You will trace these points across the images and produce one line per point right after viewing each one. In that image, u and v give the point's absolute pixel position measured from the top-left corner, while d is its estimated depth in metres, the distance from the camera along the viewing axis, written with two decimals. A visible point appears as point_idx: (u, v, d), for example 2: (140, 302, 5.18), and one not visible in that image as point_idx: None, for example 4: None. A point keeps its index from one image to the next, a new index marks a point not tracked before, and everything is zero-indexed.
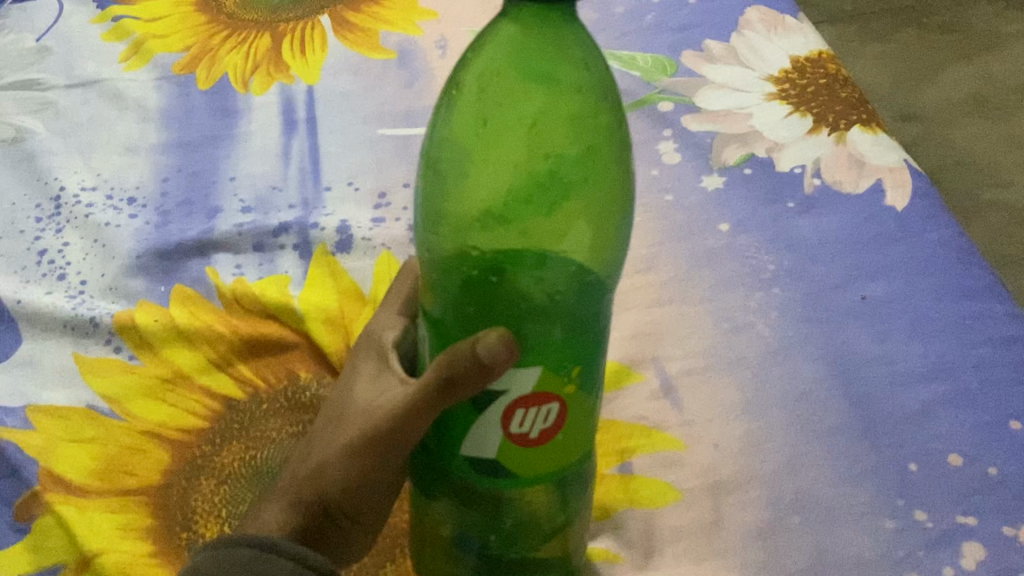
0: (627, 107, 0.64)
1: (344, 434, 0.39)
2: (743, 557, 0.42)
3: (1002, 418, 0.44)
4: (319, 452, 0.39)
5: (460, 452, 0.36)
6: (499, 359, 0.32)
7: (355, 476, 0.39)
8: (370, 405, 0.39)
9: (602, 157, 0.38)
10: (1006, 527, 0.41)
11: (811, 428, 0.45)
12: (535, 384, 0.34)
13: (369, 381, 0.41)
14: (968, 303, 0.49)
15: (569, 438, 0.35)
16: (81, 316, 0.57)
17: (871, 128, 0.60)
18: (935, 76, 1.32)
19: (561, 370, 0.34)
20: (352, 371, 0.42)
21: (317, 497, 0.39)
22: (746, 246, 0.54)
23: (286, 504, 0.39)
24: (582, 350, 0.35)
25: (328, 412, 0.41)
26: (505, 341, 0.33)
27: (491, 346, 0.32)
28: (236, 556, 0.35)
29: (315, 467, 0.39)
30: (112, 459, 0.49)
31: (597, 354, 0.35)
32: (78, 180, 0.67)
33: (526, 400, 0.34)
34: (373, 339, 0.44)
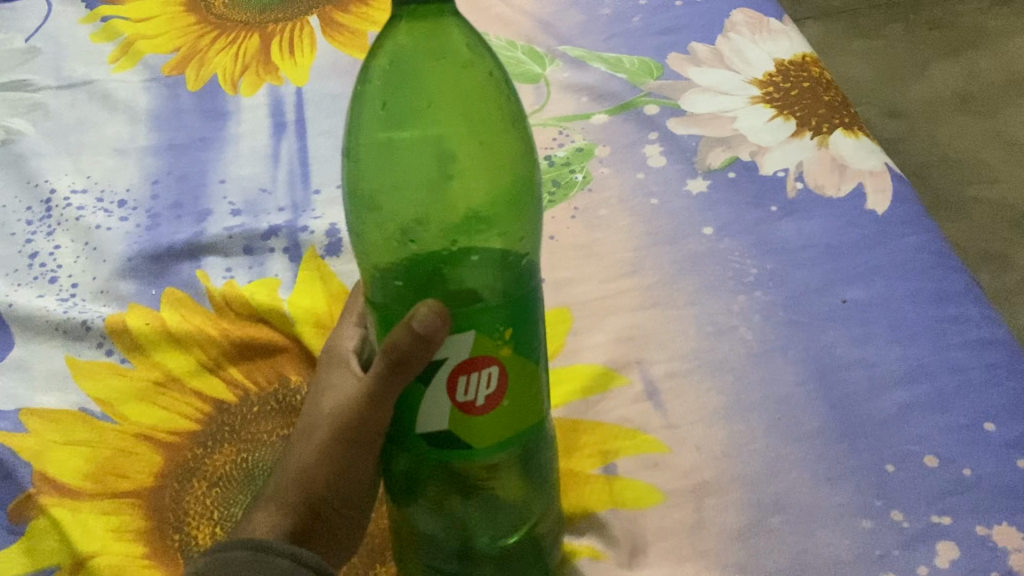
0: (613, 111, 0.65)
1: (321, 436, 0.40)
2: (725, 557, 0.43)
3: (977, 420, 0.45)
4: (299, 456, 0.41)
5: (416, 433, 0.37)
6: (433, 329, 0.34)
7: (339, 476, 0.40)
8: (338, 405, 0.41)
9: (499, 140, 0.41)
10: (980, 527, 0.42)
11: (791, 431, 0.46)
12: (471, 349, 0.35)
13: (339, 385, 0.42)
14: (946, 306, 0.50)
15: (516, 405, 0.36)
16: (73, 319, 0.58)
17: (853, 132, 0.61)
18: (921, 72, 1.33)
19: (495, 334, 0.35)
20: (321, 380, 0.44)
21: (304, 498, 0.39)
22: (730, 250, 0.55)
23: (276, 507, 0.39)
24: (514, 314, 0.35)
25: (303, 422, 0.42)
26: (437, 312, 0.34)
27: (425, 319, 0.34)
28: (232, 558, 0.36)
29: (298, 471, 0.40)
30: (105, 462, 0.50)
31: (532, 315, 0.36)
32: (69, 183, 0.67)
33: (466, 366, 0.35)
34: (335, 347, 0.46)
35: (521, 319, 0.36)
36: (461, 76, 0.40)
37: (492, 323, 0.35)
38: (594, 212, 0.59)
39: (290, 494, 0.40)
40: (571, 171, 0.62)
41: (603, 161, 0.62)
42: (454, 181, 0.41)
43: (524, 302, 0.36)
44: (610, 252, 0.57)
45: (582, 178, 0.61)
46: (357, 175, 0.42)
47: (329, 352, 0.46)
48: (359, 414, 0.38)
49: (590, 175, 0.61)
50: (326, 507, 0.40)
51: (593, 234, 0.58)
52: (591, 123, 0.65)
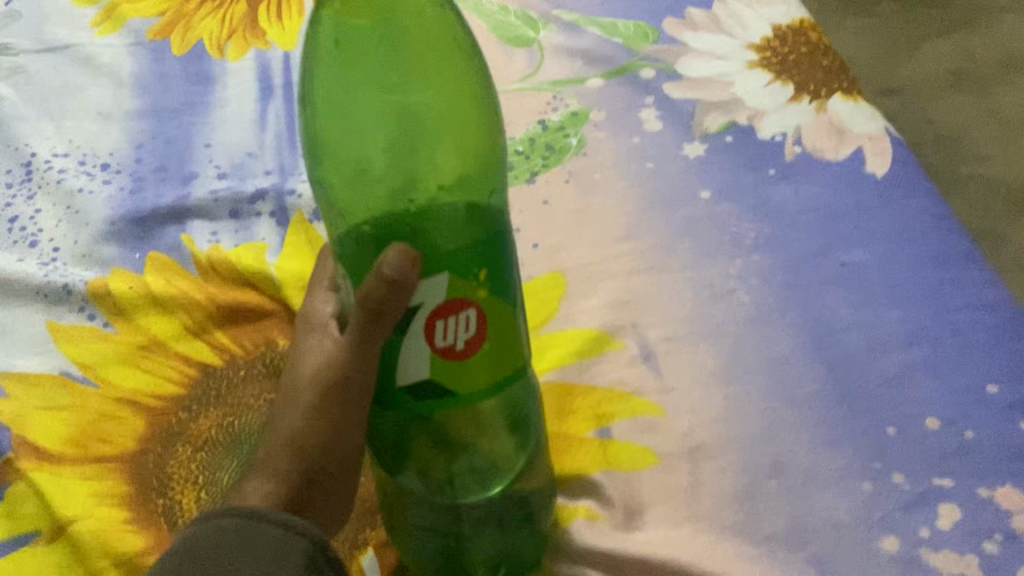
0: (607, 75, 0.64)
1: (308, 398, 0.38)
2: (722, 521, 0.42)
3: (979, 382, 0.44)
4: (287, 420, 0.39)
5: (397, 386, 0.36)
6: (405, 271, 0.33)
7: (329, 438, 0.38)
8: (322, 365, 0.39)
9: (463, 87, 0.41)
10: (982, 489, 0.41)
11: (789, 394, 0.45)
12: (446, 293, 0.34)
13: (321, 346, 0.40)
14: (947, 270, 0.49)
15: (497, 346, 0.36)
16: (54, 282, 0.56)
17: (852, 96, 0.59)
18: (916, 48, 1.31)
19: (469, 275, 0.34)
20: (301, 341, 0.42)
21: (296, 462, 0.38)
22: (727, 213, 0.54)
23: (269, 471, 0.38)
24: (487, 252, 0.35)
25: (286, 385, 0.40)
26: (407, 255, 0.34)
27: (396, 264, 0.33)
28: (222, 525, 0.34)
29: (289, 435, 0.38)
30: (87, 426, 0.49)
31: (506, 254, 0.36)
32: (50, 146, 0.66)
33: (443, 310, 0.34)
34: (311, 310, 0.44)
35: (494, 258, 0.35)
36: (411, 13, 0.40)
37: (465, 264, 0.34)
38: (588, 175, 0.58)
39: (281, 458, 0.38)
40: (565, 135, 0.61)
41: (598, 125, 0.61)
42: (419, 136, 0.40)
43: (497, 241, 0.35)
44: (604, 216, 0.56)
45: (576, 142, 0.60)
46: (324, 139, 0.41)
47: (306, 315, 0.44)
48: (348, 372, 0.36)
49: (584, 139, 0.60)
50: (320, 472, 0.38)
51: (587, 197, 0.57)
52: (585, 88, 0.64)
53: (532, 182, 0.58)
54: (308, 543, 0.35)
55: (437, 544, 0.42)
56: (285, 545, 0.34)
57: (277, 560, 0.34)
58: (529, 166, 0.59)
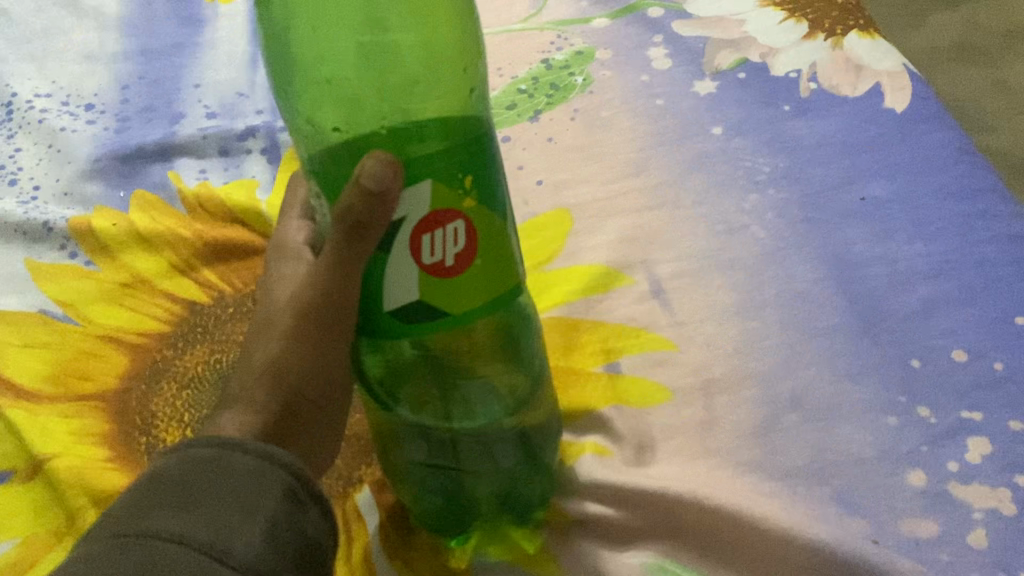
0: (614, 15, 0.62)
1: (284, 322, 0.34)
2: (739, 456, 0.40)
3: (1009, 313, 0.42)
4: (262, 348, 0.34)
5: (384, 312, 0.32)
6: (387, 180, 0.29)
7: (309, 364, 0.34)
8: (299, 288, 0.35)
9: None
10: (1014, 422, 0.39)
11: (808, 327, 0.43)
12: (430, 204, 0.30)
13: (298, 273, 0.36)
14: (972, 203, 0.47)
15: (491, 263, 0.32)
16: (33, 220, 0.53)
17: (869, 33, 0.57)
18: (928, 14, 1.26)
19: (454, 182, 0.31)
20: (276, 275, 0.39)
21: (274, 390, 0.33)
22: (740, 149, 0.51)
23: (245, 402, 0.33)
24: (471, 156, 0.31)
25: (259, 317, 0.36)
26: (386, 161, 0.30)
27: (375, 173, 0.29)
28: (194, 454, 0.29)
29: (264, 363, 0.34)
30: (67, 364, 0.46)
31: (490, 158, 0.32)
32: (32, 87, 0.63)
33: (429, 223, 0.31)
34: (284, 245, 0.40)
35: (480, 162, 0.31)
36: None
37: (447, 170, 0.30)
38: (595, 113, 0.56)
39: (257, 387, 0.33)
40: (570, 74, 0.58)
41: (605, 64, 0.58)
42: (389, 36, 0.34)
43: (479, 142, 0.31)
44: (612, 153, 0.53)
45: (582, 80, 0.58)
46: (280, 51, 0.35)
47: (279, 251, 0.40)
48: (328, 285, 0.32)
49: (591, 77, 0.58)
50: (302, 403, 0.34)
51: (594, 135, 0.54)
52: (591, 27, 0.61)
53: (536, 120, 0.56)
54: (288, 476, 0.29)
55: (437, 485, 0.39)
56: (262, 478, 0.29)
57: (252, 494, 0.28)
58: (533, 105, 0.57)
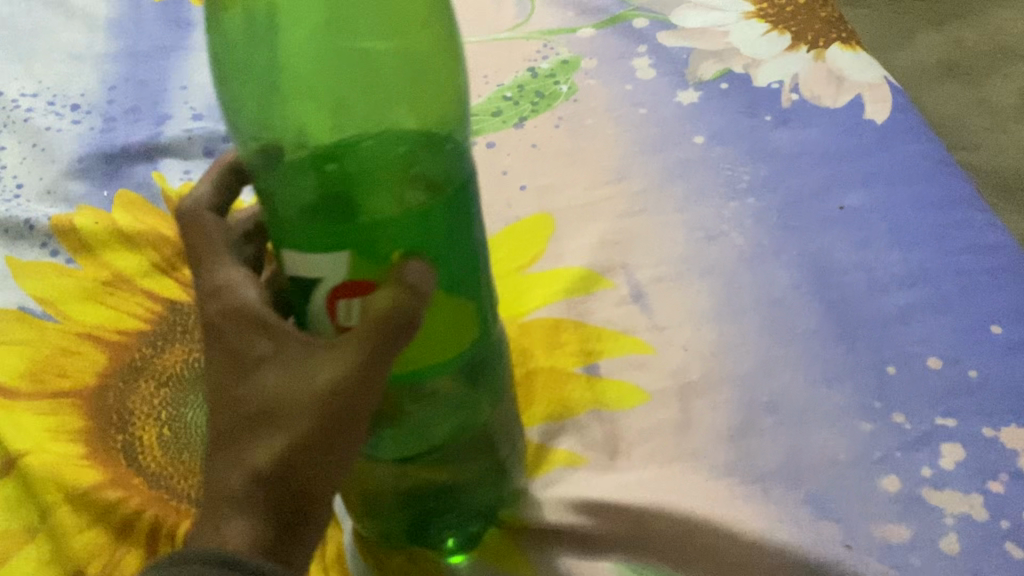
0: (600, 24, 0.62)
1: (284, 417, 0.29)
2: (713, 459, 0.40)
3: (984, 322, 0.43)
4: (257, 443, 0.29)
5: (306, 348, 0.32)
6: (423, 282, 0.29)
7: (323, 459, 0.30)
8: (301, 371, 0.29)
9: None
10: (986, 428, 0.39)
11: (785, 332, 0.44)
12: (348, 272, 0.29)
13: (285, 350, 0.30)
14: (948, 213, 0.47)
15: (422, 340, 0.31)
16: (16, 217, 0.53)
17: (851, 47, 0.58)
18: (919, 31, 1.26)
19: (378, 254, 0.29)
20: (237, 343, 0.31)
21: (288, 494, 0.29)
22: (722, 157, 0.52)
23: (245, 517, 0.28)
24: (406, 232, 0.29)
25: (237, 400, 0.30)
26: (424, 269, 0.29)
27: (417, 273, 0.29)
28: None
29: (266, 463, 0.29)
30: (45, 361, 0.46)
31: (453, 227, 0.30)
32: (18, 86, 0.63)
33: (346, 289, 0.30)
34: (229, 289, 0.33)
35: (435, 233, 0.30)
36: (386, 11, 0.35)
37: (375, 241, 0.29)
38: (579, 121, 0.56)
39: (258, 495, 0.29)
40: (555, 82, 0.59)
41: (589, 73, 0.59)
42: (381, 97, 0.34)
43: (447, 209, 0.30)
44: (594, 158, 0.54)
45: (567, 88, 0.58)
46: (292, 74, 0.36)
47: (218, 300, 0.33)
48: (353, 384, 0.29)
49: (576, 86, 0.58)
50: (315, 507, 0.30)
51: (577, 142, 0.55)
52: (576, 37, 0.62)
53: (520, 126, 0.56)
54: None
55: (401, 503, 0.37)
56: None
57: None
58: (518, 111, 0.57)
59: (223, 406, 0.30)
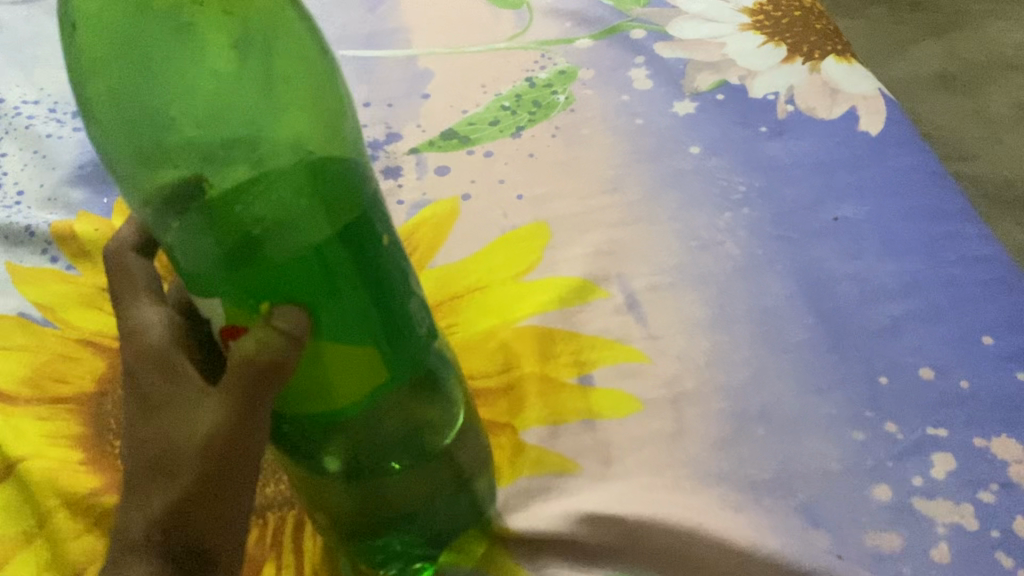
0: (598, 35, 0.63)
1: (174, 469, 0.30)
2: (706, 467, 0.40)
3: (975, 333, 0.43)
4: (153, 495, 0.30)
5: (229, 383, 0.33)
6: (296, 327, 0.28)
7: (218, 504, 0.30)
8: (189, 417, 0.30)
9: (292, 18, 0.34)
10: (977, 438, 0.40)
11: (778, 342, 0.44)
12: (224, 316, 0.29)
13: (179, 398, 0.31)
14: (941, 225, 0.48)
15: (317, 386, 0.30)
16: (16, 224, 0.54)
17: (846, 59, 0.58)
18: (917, 42, 1.27)
19: (245, 304, 0.29)
20: (143, 386, 0.32)
21: (183, 541, 0.30)
22: (717, 168, 0.52)
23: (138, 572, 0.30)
24: (271, 279, 0.28)
25: (139, 450, 0.31)
26: (298, 313, 0.28)
27: (290, 319, 0.28)
28: None
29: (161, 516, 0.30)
30: (44, 367, 0.47)
31: (339, 270, 0.29)
32: (20, 93, 0.63)
33: (229, 335, 0.30)
34: (142, 328, 0.34)
35: (312, 275, 0.28)
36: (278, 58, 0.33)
37: (237, 293, 0.29)
38: (575, 131, 0.57)
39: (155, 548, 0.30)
40: (552, 92, 0.59)
41: (586, 83, 0.59)
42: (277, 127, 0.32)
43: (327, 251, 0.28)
44: (590, 168, 0.54)
45: (564, 98, 0.59)
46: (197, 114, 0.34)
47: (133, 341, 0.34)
48: (231, 432, 0.29)
49: (572, 96, 0.59)
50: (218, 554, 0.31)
51: (573, 152, 0.55)
52: (574, 47, 0.62)
53: (517, 136, 0.57)
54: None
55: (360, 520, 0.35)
56: None
57: None
58: (515, 121, 0.58)
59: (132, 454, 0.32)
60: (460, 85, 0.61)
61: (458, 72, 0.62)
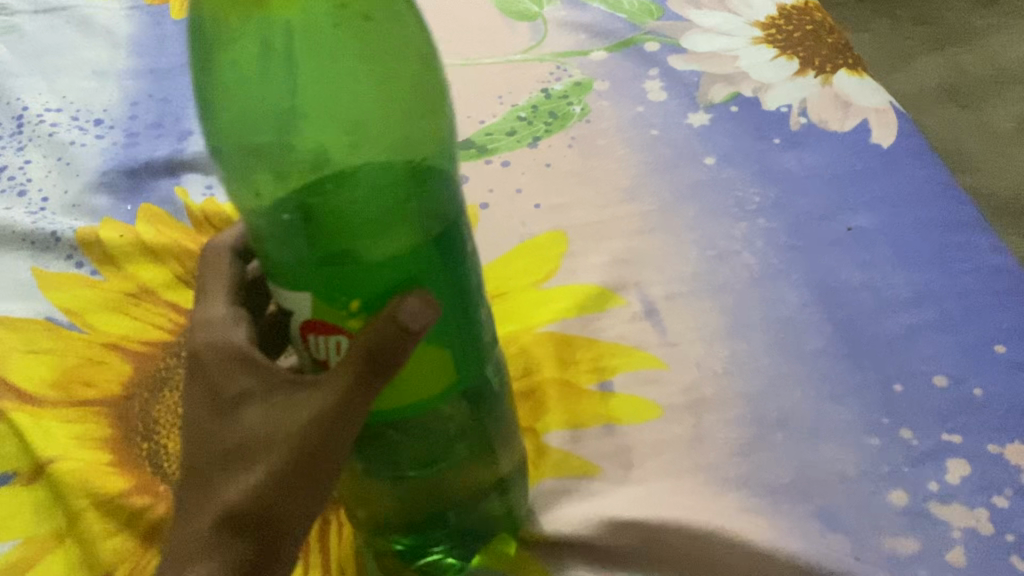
0: (612, 48, 0.64)
1: (259, 466, 0.33)
2: (726, 472, 0.41)
3: (988, 342, 0.44)
4: (228, 486, 0.33)
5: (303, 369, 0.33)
6: (421, 319, 0.28)
7: (290, 506, 0.33)
8: (279, 419, 0.33)
9: (404, 27, 0.36)
10: (991, 445, 0.40)
11: (795, 350, 0.45)
12: (311, 312, 0.30)
13: (262, 395, 0.34)
14: (953, 235, 0.49)
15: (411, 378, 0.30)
16: (42, 230, 0.55)
17: (857, 73, 0.59)
18: (920, 56, 1.28)
19: (336, 304, 0.29)
20: (225, 384, 0.35)
21: (256, 537, 0.33)
22: (732, 178, 0.53)
23: (209, 562, 0.33)
24: (363, 284, 0.29)
25: (218, 441, 0.34)
26: (424, 301, 0.28)
27: (413, 311, 0.28)
28: None
29: (234, 507, 0.33)
30: (71, 370, 0.47)
31: (434, 275, 0.29)
32: (43, 101, 0.64)
33: (316, 327, 0.30)
34: (222, 332, 0.37)
35: (410, 278, 0.29)
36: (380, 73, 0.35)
37: (329, 292, 0.29)
38: (591, 141, 0.58)
39: (223, 538, 0.33)
40: (568, 104, 0.60)
41: (602, 95, 0.60)
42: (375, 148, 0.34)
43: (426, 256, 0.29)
44: (607, 179, 0.55)
45: (580, 109, 0.60)
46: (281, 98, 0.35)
47: (209, 331, 0.37)
48: (319, 435, 0.31)
49: (588, 107, 0.60)
50: (280, 555, 0.34)
51: (590, 162, 0.56)
52: (589, 59, 0.63)
53: (534, 146, 0.58)
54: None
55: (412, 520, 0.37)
56: None
57: None
58: (532, 131, 0.59)
59: (207, 444, 0.35)
60: (478, 95, 0.62)
61: (476, 82, 0.63)
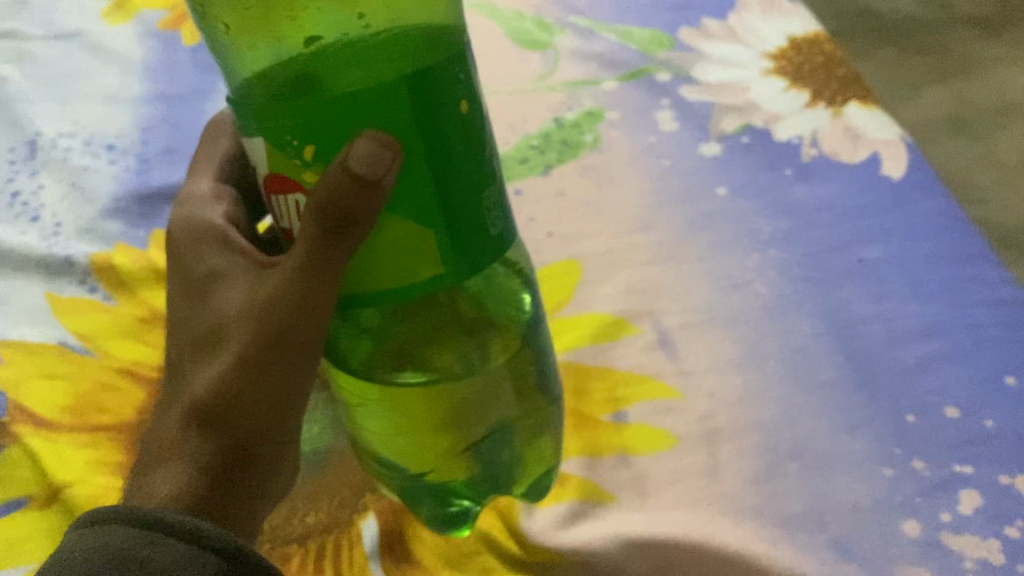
0: (623, 77, 0.64)
1: (224, 351, 0.35)
2: (741, 502, 0.41)
3: (999, 373, 0.44)
4: (200, 375, 0.35)
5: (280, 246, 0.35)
6: (372, 165, 0.28)
7: (254, 395, 0.34)
8: (246, 301, 0.35)
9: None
10: (1003, 477, 0.40)
11: (808, 382, 0.45)
12: (268, 164, 0.30)
13: (234, 277, 0.36)
14: (963, 268, 0.49)
15: (398, 262, 0.31)
16: (56, 254, 0.55)
17: (867, 104, 0.60)
18: None
19: (286, 149, 0.29)
20: (196, 275, 0.38)
21: (222, 430, 0.35)
22: (744, 210, 0.54)
23: (178, 461, 0.34)
24: (310, 124, 0.28)
25: (194, 327, 0.36)
26: (379, 144, 0.28)
27: (364, 156, 0.28)
28: (109, 532, 0.30)
29: (202, 394, 0.35)
30: (86, 395, 0.47)
31: (396, 120, 0.28)
32: (57, 126, 0.65)
33: (277, 183, 0.31)
34: (199, 222, 0.41)
35: (370, 113, 0.28)
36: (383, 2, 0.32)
37: (279, 133, 0.29)
38: (604, 170, 0.58)
39: (192, 433, 0.35)
40: (580, 132, 0.61)
41: (612, 124, 0.61)
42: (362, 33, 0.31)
43: (393, 93, 0.28)
44: (619, 208, 0.55)
45: (591, 138, 0.60)
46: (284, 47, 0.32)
47: (189, 207, 0.42)
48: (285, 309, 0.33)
49: (600, 136, 0.60)
50: (248, 456, 0.35)
51: (603, 191, 0.57)
52: (600, 89, 0.64)
53: (546, 174, 0.58)
54: (215, 558, 0.29)
55: (409, 421, 0.38)
56: (141, 541, 0.29)
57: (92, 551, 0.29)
58: (544, 159, 0.59)
59: (184, 334, 0.37)
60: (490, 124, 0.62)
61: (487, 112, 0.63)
